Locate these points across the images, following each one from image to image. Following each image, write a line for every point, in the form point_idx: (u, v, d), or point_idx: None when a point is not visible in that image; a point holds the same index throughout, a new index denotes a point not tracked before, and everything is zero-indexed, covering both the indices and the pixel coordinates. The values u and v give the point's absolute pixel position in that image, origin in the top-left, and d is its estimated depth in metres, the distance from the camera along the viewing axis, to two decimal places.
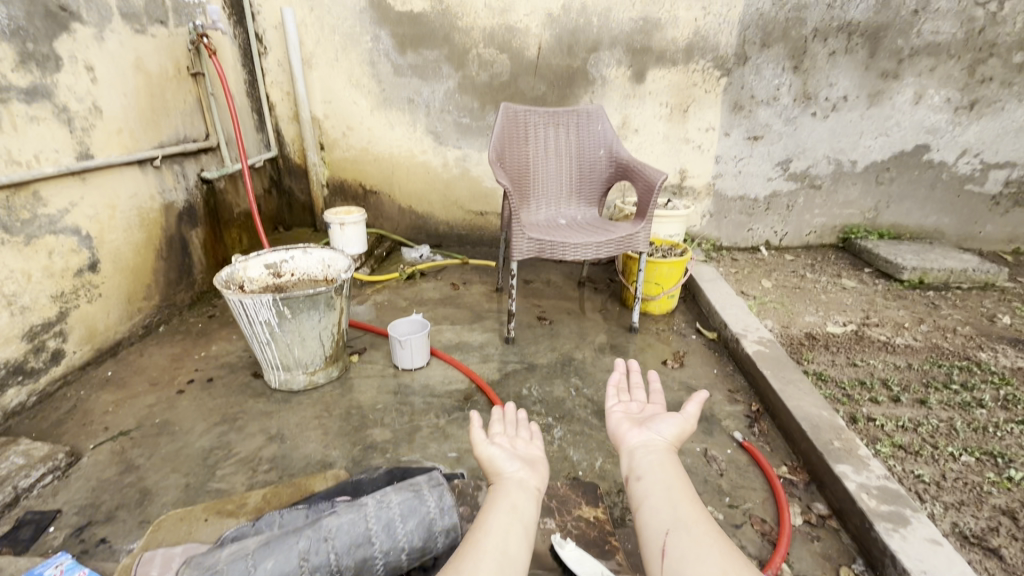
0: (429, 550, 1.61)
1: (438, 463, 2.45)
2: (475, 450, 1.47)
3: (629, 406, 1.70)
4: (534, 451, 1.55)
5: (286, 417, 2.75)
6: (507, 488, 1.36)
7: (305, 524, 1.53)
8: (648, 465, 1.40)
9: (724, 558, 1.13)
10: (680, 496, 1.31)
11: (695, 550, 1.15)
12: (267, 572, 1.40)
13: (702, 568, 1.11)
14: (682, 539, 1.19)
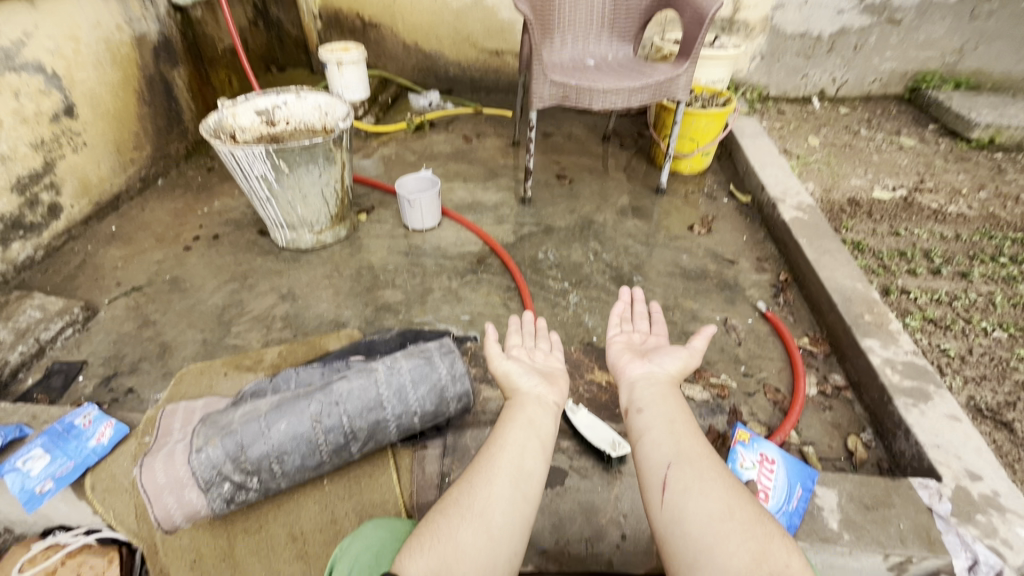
0: (442, 413, 1.62)
1: (451, 326, 2.42)
2: (490, 363, 1.39)
3: (631, 336, 1.48)
4: (553, 364, 1.45)
5: (296, 276, 2.69)
6: (525, 401, 1.29)
7: (316, 388, 1.50)
8: (651, 397, 1.23)
9: (729, 493, 1.01)
10: (684, 429, 1.16)
11: (699, 484, 1.03)
12: (280, 433, 1.40)
13: (707, 507, 0.99)
14: (685, 473, 1.06)
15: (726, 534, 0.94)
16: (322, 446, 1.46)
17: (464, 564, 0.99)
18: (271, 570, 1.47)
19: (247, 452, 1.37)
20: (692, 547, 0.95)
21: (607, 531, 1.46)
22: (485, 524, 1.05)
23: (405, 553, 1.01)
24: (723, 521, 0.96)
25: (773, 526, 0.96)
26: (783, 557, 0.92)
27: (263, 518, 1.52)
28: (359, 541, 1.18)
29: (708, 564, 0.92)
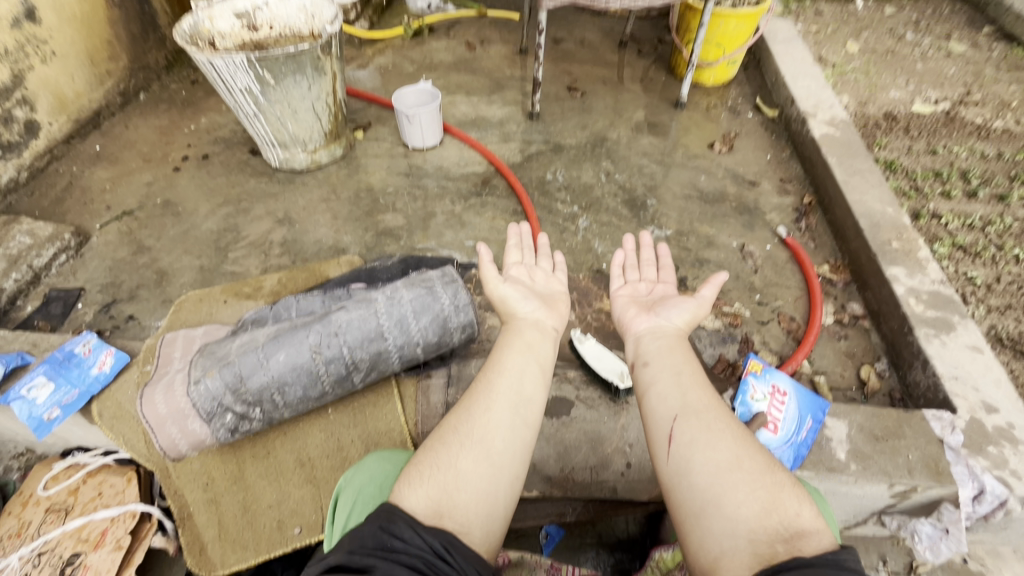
0: (446, 344, 1.57)
1: (455, 252, 2.33)
2: (486, 287, 1.30)
3: (637, 287, 1.38)
4: (555, 287, 1.36)
5: (292, 200, 2.56)
6: (524, 326, 1.23)
7: (314, 319, 1.45)
8: (657, 352, 1.16)
9: (739, 443, 0.97)
10: (693, 378, 1.10)
11: (708, 435, 0.98)
12: (279, 364, 1.37)
13: (714, 458, 0.94)
14: (692, 424, 1.00)
15: (735, 485, 0.90)
16: (323, 377, 1.43)
17: (467, 493, 0.97)
18: (282, 492, 1.51)
19: (247, 383, 1.34)
20: (699, 498, 0.92)
21: (612, 460, 1.46)
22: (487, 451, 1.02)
23: (405, 483, 0.98)
24: (732, 472, 0.92)
25: (784, 475, 0.93)
26: (793, 507, 0.89)
27: (270, 444, 1.53)
28: (361, 475, 1.17)
29: (715, 515, 0.89)
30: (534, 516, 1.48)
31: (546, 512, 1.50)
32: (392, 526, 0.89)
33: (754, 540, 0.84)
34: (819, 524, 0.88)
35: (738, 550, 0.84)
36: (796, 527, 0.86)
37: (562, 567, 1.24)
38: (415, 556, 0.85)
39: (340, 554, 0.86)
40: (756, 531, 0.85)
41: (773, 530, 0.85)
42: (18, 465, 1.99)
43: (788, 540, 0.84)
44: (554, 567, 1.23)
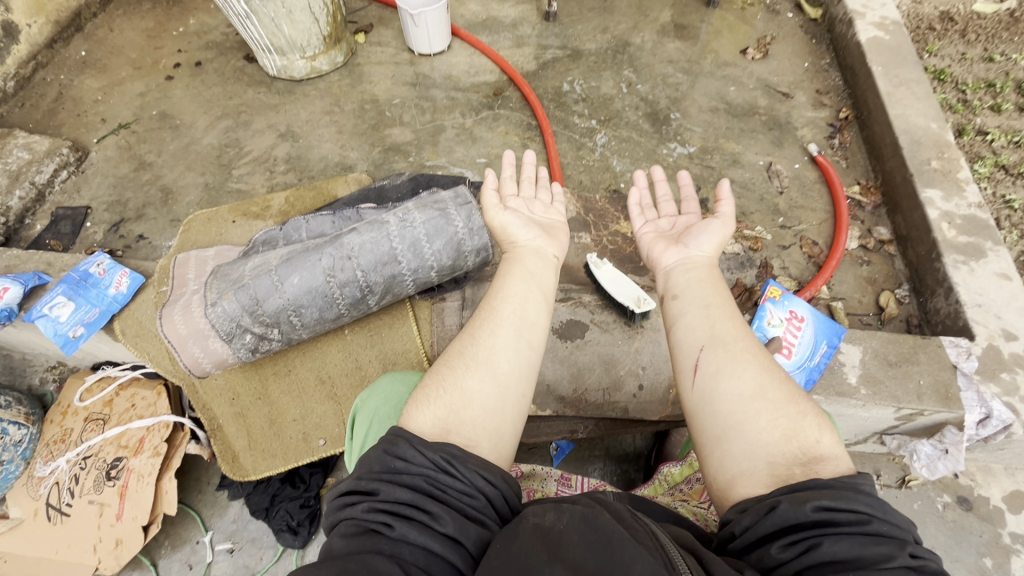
0: (460, 268, 1.55)
1: (466, 169, 2.23)
2: (484, 213, 1.34)
3: (659, 225, 1.36)
4: (554, 218, 1.37)
5: (293, 112, 2.43)
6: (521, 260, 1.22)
7: (325, 242, 1.42)
8: (686, 283, 1.16)
9: (765, 373, 0.97)
10: (723, 312, 1.08)
11: (737, 365, 0.98)
12: (295, 287, 1.36)
13: (739, 385, 0.95)
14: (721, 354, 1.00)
15: (758, 413, 0.92)
16: (338, 300, 1.42)
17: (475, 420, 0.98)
18: (305, 407, 1.58)
19: (264, 306, 1.35)
20: (724, 419, 0.94)
21: (625, 382, 1.49)
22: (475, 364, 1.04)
23: (413, 404, 1.01)
24: (755, 400, 0.93)
25: (808, 410, 0.93)
26: (813, 435, 0.90)
27: (290, 363, 1.57)
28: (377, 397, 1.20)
29: (737, 437, 0.91)
30: (547, 432, 1.51)
31: (559, 429, 1.53)
32: (395, 449, 0.91)
33: (774, 461, 0.88)
34: (837, 453, 0.89)
35: (758, 469, 0.88)
36: (813, 455, 0.88)
37: (571, 482, 1.30)
38: (417, 475, 0.88)
39: (350, 479, 0.89)
40: (773, 456, 0.88)
41: (794, 455, 0.88)
42: (52, 378, 2.08)
43: (806, 462, 0.87)
44: (564, 483, 1.30)
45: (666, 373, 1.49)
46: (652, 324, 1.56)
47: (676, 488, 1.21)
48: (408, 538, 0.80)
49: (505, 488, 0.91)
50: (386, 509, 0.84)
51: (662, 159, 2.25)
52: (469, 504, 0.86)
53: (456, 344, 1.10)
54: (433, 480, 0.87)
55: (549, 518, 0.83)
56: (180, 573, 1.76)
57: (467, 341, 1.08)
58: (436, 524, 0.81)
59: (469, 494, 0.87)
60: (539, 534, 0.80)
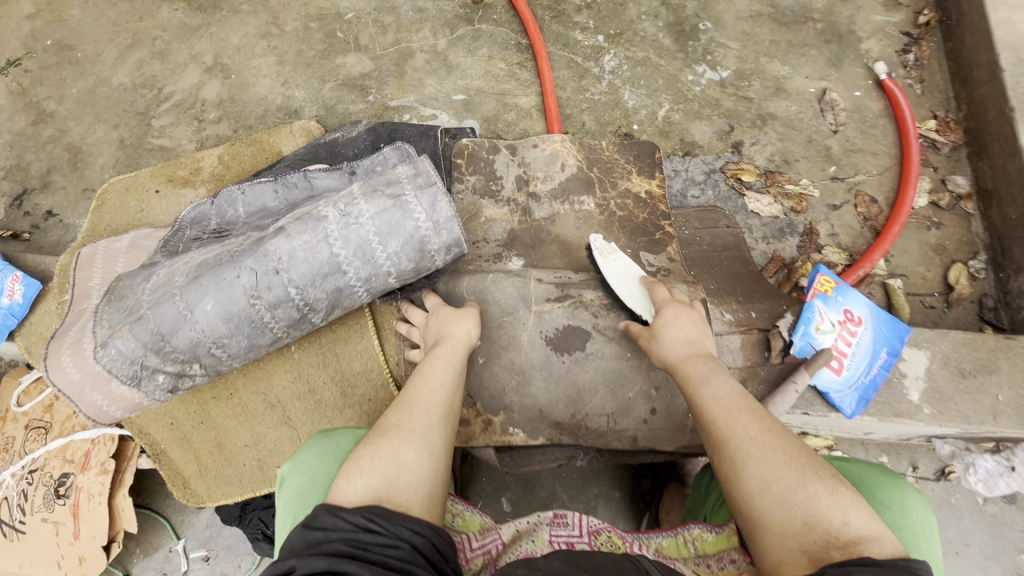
0: (427, 269, 1.21)
1: (440, 111, 1.78)
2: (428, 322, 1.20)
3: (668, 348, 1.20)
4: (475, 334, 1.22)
5: (219, 35, 1.91)
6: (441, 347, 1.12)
7: (243, 251, 1.09)
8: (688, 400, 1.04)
9: (764, 457, 0.85)
10: (712, 401, 0.95)
11: (734, 464, 0.87)
12: (208, 315, 1.06)
13: (745, 485, 0.85)
14: (722, 449, 0.90)
15: (770, 505, 0.81)
16: (270, 324, 1.12)
17: (403, 474, 0.89)
18: (257, 432, 1.36)
19: (172, 340, 1.06)
20: (743, 518, 0.84)
21: (634, 406, 1.23)
22: (413, 431, 0.94)
23: (341, 476, 0.87)
24: (762, 494, 0.83)
25: (824, 487, 0.80)
26: (836, 514, 0.78)
27: (231, 385, 1.32)
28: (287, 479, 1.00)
29: (761, 533, 0.81)
30: (540, 461, 1.28)
31: (553, 457, 1.27)
32: (318, 518, 0.80)
33: (807, 553, 0.76)
34: (874, 531, 0.76)
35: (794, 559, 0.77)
36: (845, 540, 0.75)
37: (565, 519, 1.09)
38: (335, 539, 0.77)
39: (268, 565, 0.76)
40: (803, 547, 0.77)
41: (825, 542, 0.76)
42: None
43: (841, 547, 0.75)
44: (558, 523, 1.09)
45: (686, 394, 1.23)
46: None
47: (704, 561, 1.02)
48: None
49: (435, 538, 0.83)
50: None
51: (687, 89, 1.77)
52: (397, 558, 0.77)
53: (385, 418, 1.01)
54: (358, 539, 0.78)
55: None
56: None
57: (404, 414, 0.98)
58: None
59: (392, 545, 0.78)
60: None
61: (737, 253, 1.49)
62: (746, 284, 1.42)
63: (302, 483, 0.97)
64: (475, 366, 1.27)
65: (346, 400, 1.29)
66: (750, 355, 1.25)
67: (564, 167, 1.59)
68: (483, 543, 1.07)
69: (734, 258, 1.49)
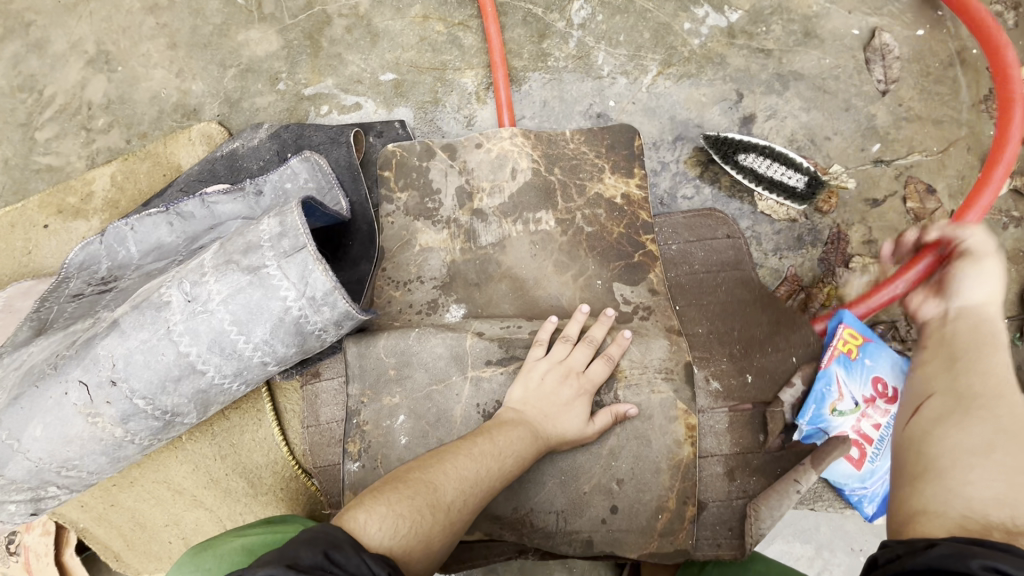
0: (318, 348, 0.94)
1: (365, 97, 1.42)
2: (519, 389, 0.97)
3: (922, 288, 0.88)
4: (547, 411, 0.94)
5: (98, 12, 1.55)
6: (513, 422, 0.93)
7: (69, 358, 0.86)
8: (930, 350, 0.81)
9: (1004, 428, 0.63)
10: (995, 364, 0.73)
11: (963, 417, 0.67)
12: (40, 442, 0.85)
13: (949, 433, 0.66)
14: (946, 399, 0.71)
15: (967, 464, 0.62)
16: (125, 438, 0.90)
17: (419, 560, 0.72)
18: (173, 514, 1.21)
19: (5, 473, 0.87)
20: (922, 462, 0.66)
21: (590, 503, 0.98)
22: (452, 525, 0.78)
23: (370, 520, 0.70)
24: (972, 453, 0.63)
25: None
26: None
27: (130, 474, 1.16)
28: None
29: (929, 483, 0.63)
30: (486, 556, 1.05)
31: (499, 552, 1.05)
32: (336, 552, 0.61)
33: (967, 518, 0.57)
34: None
35: (945, 516, 0.58)
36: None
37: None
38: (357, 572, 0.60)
39: (274, 567, 0.55)
40: (968, 513, 0.57)
41: (995, 523, 0.56)
42: None
43: (1012, 534, 0.54)
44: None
45: (655, 490, 0.96)
46: (641, 405, 0.98)
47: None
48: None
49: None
50: None
51: (682, 45, 1.33)
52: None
53: (427, 468, 0.83)
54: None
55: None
56: None
57: (457, 489, 0.81)
58: None
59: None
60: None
61: (738, 270, 1.11)
62: (750, 314, 1.04)
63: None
64: (397, 451, 1.02)
65: (255, 491, 1.10)
66: (743, 436, 0.97)
67: (515, 172, 1.25)
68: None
69: (736, 279, 1.10)
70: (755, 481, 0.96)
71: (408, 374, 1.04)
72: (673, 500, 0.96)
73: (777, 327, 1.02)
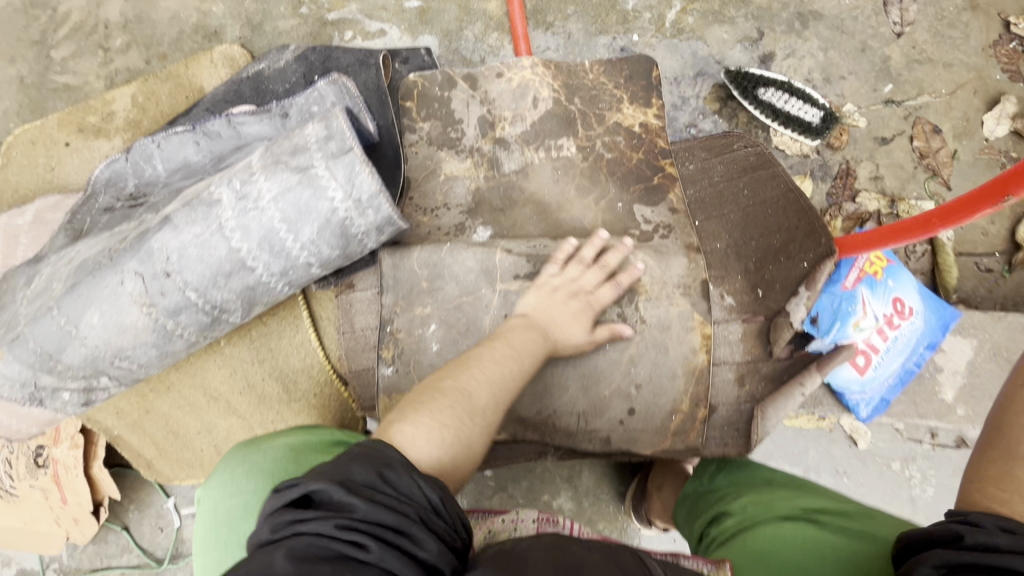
0: (359, 254, 0.98)
1: (389, 24, 1.43)
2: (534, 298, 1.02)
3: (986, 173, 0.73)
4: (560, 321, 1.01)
5: None
6: (524, 326, 0.97)
7: (124, 250, 0.89)
8: None
9: None
10: None
11: None
12: (97, 329, 0.90)
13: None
14: None
15: None
16: (176, 331, 0.94)
17: (463, 460, 0.79)
18: (206, 421, 1.27)
19: (62, 359, 0.91)
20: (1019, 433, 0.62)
21: (610, 405, 1.06)
22: (490, 425, 0.84)
23: (416, 437, 0.76)
24: None
25: None
26: None
27: (167, 379, 1.21)
28: (202, 502, 0.92)
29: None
30: (508, 455, 1.14)
31: (521, 453, 1.14)
32: (390, 472, 0.65)
33: None
34: None
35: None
36: None
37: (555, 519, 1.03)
38: (415, 499, 0.64)
39: (314, 482, 0.61)
40: None
41: None
42: None
43: None
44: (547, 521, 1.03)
45: (671, 394, 1.04)
46: (660, 317, 1.05)
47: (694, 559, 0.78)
48: (379, 565, 0.55)
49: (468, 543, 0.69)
50: (365, 528, 0.58)
51: None
52: (449, 545, 0.63)
53: (453, 374, 0.87)
54: (432, 519, 0.64)
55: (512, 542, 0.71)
56: (152, 535, 1.73)
57: (486, 392, 0.86)
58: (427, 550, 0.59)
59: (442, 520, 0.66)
60: (498, 559, 0.65)
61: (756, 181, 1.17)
62: (769, 224, 1.12)
63: (225, 505, 0.88)
64: (429, 357, 1.09)
65: (290, 395, 1.16)
66: (753, 346, 1.05)
67: (539, 102, 1.29)
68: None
69: (754, 183, 1.16)
70: (762, 386, 1.04)
71: (439, 286, 1.10)
72: (687, 403, 1.04)
73: (789, 241, 1.10)
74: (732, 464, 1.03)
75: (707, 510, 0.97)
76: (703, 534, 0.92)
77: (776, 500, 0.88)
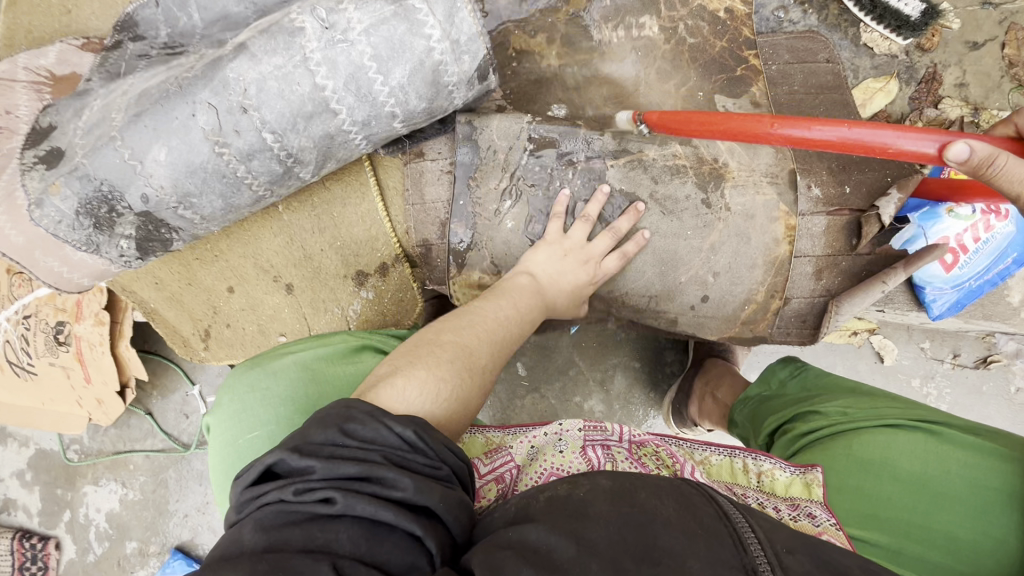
0: (444, 110, 0.92)
1: None
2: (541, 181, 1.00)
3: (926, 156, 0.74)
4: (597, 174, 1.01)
5: None
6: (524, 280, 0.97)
7: (196, 79, 0.81)
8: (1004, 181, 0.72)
9: None
10: None
11: None
12: (166, 167, 0.83)
13: None
14: None
15: None
16: (247, 180, 0.88)
17: (461, 418, 0.80)
18: (251, 299, 1.19)
19: (126, 198, 0.85)
20: None
21: (684, 292, 1.05)
22: (489, 380, 0.85)
23: (409, 389, 0.76)
24: None
25: None
26: None
27: (216, 246, 1.14)
28: (218, 429, 0.96)
29: None
30: None
31: None
32: (350, 425, 0.69)
33: None
34: None
35: None
36: None
37: (602, 425, 0.92)
38: (375, 448, 0.67)
39: (278, 452, 0.66)
40: None
41: None
42: None
43: None
44: (593, 427, 0.92)
45: (746, 284, 1.04)
46: (745, 206, 1.02)
47: (771, 499, 0.80)
48: (352, 512, 0.63)
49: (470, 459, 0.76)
50: (324, 485, 0.64)
51: None
52: (435, 477, 0.69)
53: (457, 330, 0.87)
54: (432, 472, 0.69)
55: (566, 487, 0.70)
56: (178, 421, 1.73)
57: (490, 349, 0.87)
58: (401, 492, 0.65)
59: (434, 464, 0.70)
60: (556, 507, 0.67)
61: (839, 100, 1.13)
62: None
63: (245, 439, 0.92)
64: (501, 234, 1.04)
65: (349, 270, 1.13)
66: (835, 240, 1.03)
67: None
68: (493, 468, 0.90)
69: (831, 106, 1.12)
70: (838, 281, 1.05)
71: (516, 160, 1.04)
72: (762, 294, 1.05)
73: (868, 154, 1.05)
74: (806, 368, 1.15)
75: (786, 404, 1.07)
76: (782, 424, 1.02)
77: (883, 409, 0.92)
